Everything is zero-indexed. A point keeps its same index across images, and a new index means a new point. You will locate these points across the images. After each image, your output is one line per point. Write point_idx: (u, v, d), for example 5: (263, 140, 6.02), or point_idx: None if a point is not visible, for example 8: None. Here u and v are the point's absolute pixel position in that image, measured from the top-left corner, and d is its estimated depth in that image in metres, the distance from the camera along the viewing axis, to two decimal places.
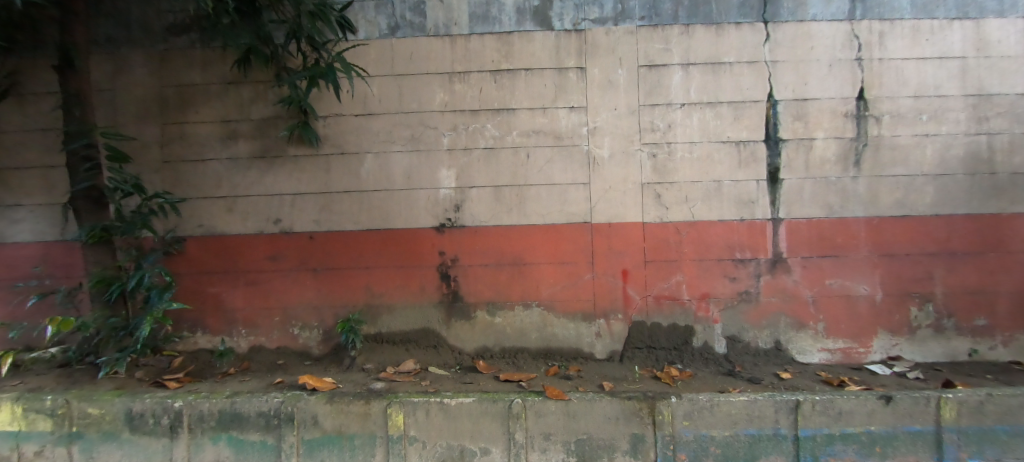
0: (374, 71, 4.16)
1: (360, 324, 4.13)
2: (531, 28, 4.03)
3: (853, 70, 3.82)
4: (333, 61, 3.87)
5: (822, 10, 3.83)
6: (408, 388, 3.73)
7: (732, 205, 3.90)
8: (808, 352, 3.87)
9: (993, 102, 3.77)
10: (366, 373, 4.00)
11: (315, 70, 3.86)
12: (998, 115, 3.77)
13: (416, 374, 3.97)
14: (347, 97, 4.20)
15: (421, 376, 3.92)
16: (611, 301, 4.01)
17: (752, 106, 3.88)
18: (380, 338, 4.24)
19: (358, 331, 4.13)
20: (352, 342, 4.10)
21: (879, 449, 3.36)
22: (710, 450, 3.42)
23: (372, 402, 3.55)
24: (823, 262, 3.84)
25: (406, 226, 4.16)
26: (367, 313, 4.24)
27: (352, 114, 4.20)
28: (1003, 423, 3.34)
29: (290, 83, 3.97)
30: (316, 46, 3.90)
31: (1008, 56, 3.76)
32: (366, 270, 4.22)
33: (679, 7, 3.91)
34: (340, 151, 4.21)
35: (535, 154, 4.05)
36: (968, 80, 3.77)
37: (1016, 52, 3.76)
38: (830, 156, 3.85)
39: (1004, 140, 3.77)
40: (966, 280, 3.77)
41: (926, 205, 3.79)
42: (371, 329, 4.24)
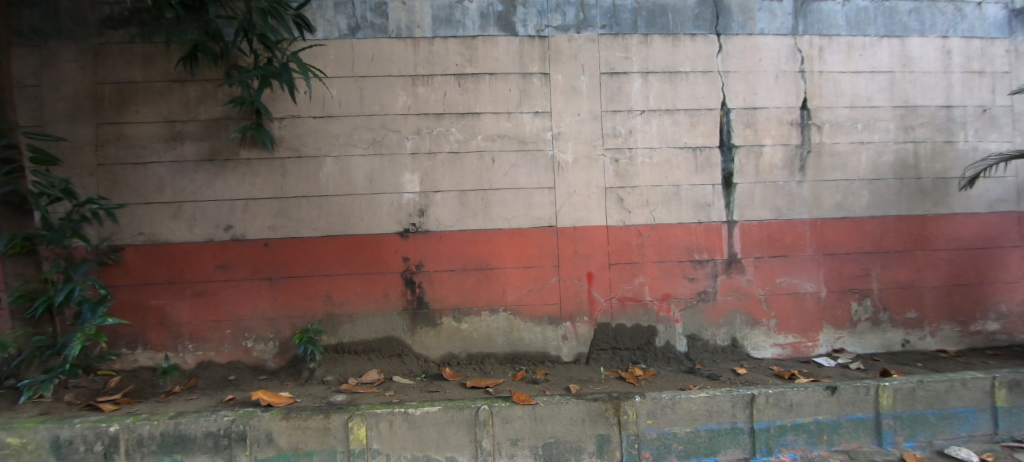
0: (333, 72, 4.10)
1: (320, 335, 4.02)
2: (495, 32, 4.06)
3: (796, 81, 4.09)
4: (288, 61, 3.79)
5: (769, 24, 4.08)
6: (371, 400, 3.62)
7: (690, 209, 4.06)
8: (761, 347, 4.08)
9: (918, 113, 4.14)
10: (326, 386, 3.88)
11: (268, 70, 3.71)
12: (922, 125, 4.14)
13: (379, 384, 3.88)
14: (304, 99, 4.11)
15: (385, 387, 3.83)
16: (576, 304, 4.07)
17: (707, 114, 4.07)
18: (341, 349, 4.14)
19: (317, 342, 4.00)
20: (311, 355, 3.98)
21: (826, 437, 3.57)
22: (673, 447, 3.52)
23: (332, 416, 3.41)
24: (773, 261, 4.07)
25: (368, 231, 4.10)
26: (327, 323, 4.13)
27: (310, 117, 4.11)
28: (933, 407, 3.62)
29: (242, 83, 3.81)
30: (270, 45, 3.80)
31: (929, 72, 4.15)
32: (326, 277, 4.12)
33: (637, 18, 4.06)
34: (297, 154, 4.11)
35: (499, 158, 4.07)
36: (896, 92, 4.13)
37: (935, 68, 4.15)
38: (778, 162, 4.09)
39: (927, 148, 4.14)
40: (899, 276, 4.10)
41: (862, 208, 4.10)
42: (332, 339, 4.13)
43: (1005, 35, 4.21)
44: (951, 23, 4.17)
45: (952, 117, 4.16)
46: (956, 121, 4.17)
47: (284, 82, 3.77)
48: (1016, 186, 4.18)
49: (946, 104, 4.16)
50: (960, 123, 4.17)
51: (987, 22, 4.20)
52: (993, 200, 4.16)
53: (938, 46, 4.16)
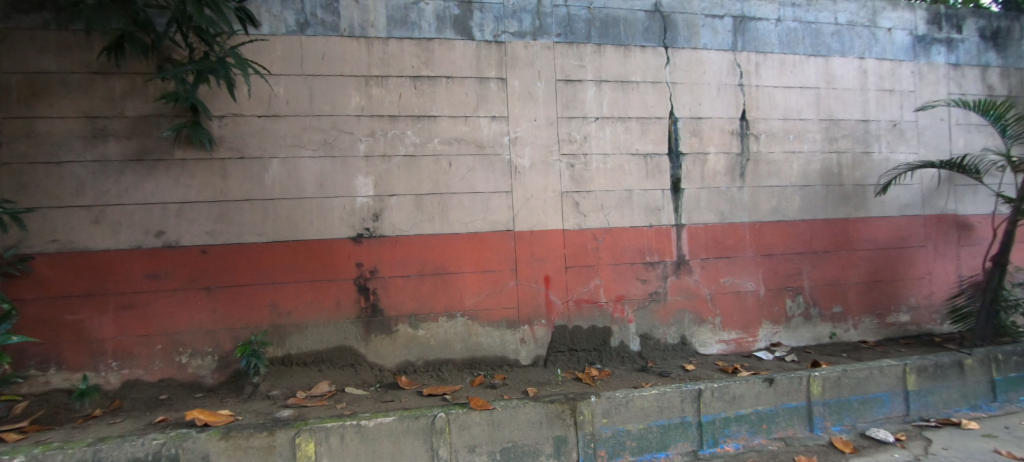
0: (279, 70, 3.96)
1: (264, 347, 3.80)
2: (451, 36, 4.13)
3: (736, 94, 4.39)
4: (226, 56, 3.59)
5: (711, 40, 4.36)
6: (320, 413, 3.45)
7: (641, 213, 4.24)
8: (708, 343, 4.31)
9: (840, 126, 4.57)
10: (272, 401, 3.67)
11: (203, 65, 3.51)
12: (844, 137, 4.57)
13: (330, 396, 3.74)
14: (244, 97, 3.93)
15: (336, 399, 3.69)
16: (534, 307, 4.14)
17: (657, 122, 4.28)
18: (288, 361, 3.95)
19: (261, 355, 3.79)
20: (255, 368, 3.75)
21: (765, 426, 3.83)
22: (627, 444, 3.63)
23: (277, 432, 3.20)
24: (717, 262, 4.32)
25: (319, 236, 3.97)
26: (273, 334, 3.93)
27: (253, 115, 3.93)
28: (856, 393, 3.95)
29: (176, 77, 3.57)
30: (207, 39, 3.60)
31: (849, 89, 4.59)
32: (272, 285, 3.92)
33: (591, 28, 4.22)
34: (239, 155, 3.90)
35: (456, 162, 4.12)
36: (822, 107, 4.54)
37: (854, 85, 4.61)
38: (721, 169, 4.36)
39: (848, 158, 4.58)
40: (826, 275, 4.48)
41: (794, 211, 4.45)
42: (279, 351, 3.94)
43: (911, 58, 4.74)
44: (866, 46, 4.64)
45: (869, 131, 4.63)
46: (871, 134, 4.63)
47: (221, 78, 3.58)
48: (922, 192, 4.69)
49: (863, 118, 4.62)
50: (875, 136, 4.64)
51: (895, 46, 4.71)
52: (903, 204, 4.66)
53: (856, 65, 4.61)
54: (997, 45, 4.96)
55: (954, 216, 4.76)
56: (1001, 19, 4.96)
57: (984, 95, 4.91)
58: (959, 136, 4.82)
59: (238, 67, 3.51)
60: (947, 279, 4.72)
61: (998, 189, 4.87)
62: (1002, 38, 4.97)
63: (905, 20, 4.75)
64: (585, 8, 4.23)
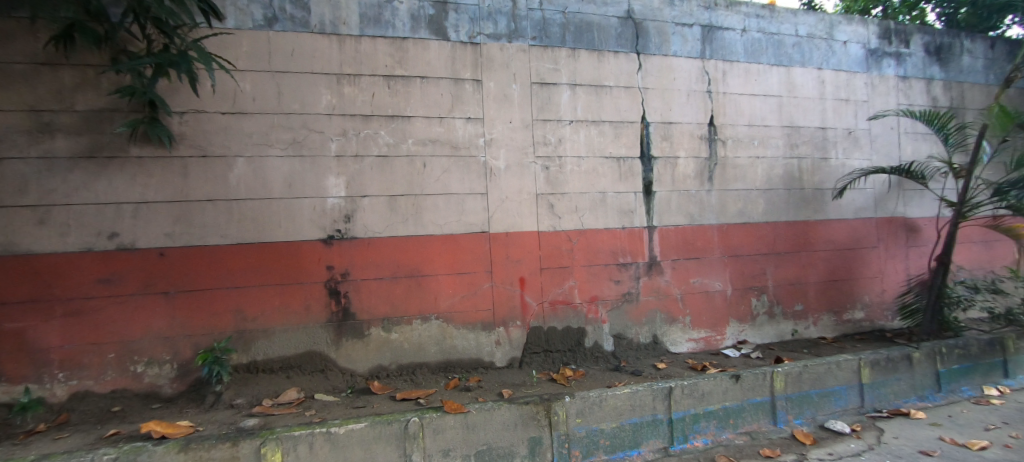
0: (245, 65, 3.82)
1: (227, 354, 3.64)
2: (426, 36, 4.12)
3: (704, 100, 4.56)
4: (187, 49, 3.43)
5: (681, 47, 4.52)
6: (288, 421, 3.33)
7: (615, 215, 4.35)
8: (679, 342, 4.43)
9: (801, 133, 4.80)
10: (236, 410, 3.51)
11: (163, 58, 3.34)
12: (804, 143, 4.80)
13: (299, 404, 3.61)
14: (207, 93, 3.77)
15: (305, 406, 3.57)
16: (509, 309, 4.17)
17: (629, 126, 4.40)
18: (253, 368, 3.80)
19: (224, 362, 3.62)
20: (218, 376, 3.58)
21: (732, 421, 3.95)
22: (600, 443, 3.67)
23: (241, 443, 3.05)
24: (687, 263, 4.46)
25: (288, 238, 3.85)
26: (237, 340, 3.77)
27: (217, 112, 3.77)
28: (816, 387, 4.13)
29: (132, 70, 3.39)
30: (167, 31, 3.43)
31: (809, 97, 4.83)
32: (236, 290, 3.76)
33: (566, 32, 4.31)
34: (201, 153, 3.73)
35: (431, 162, 4.10)
36: (784, 114, 4.75)
37: (813, 94, 4.85)
38: (690, 173, 4.50)
39: (808, 163, 4.81)
40: (788, 275, 4.69)
41: (758, 214, 4.64)
42: (244, 358, 3.78)
43: (864, 70, 5.03)
44: (824, 57, 4.90)
45: (827, 137, 4.88)
46: (829, 140, 4.88)
47: (182, 72, 3.41)
48: (874, 196, 4.99)
49: (822, 126, 4.86)
50: (833, 142, 4.89)
51: (850, 58, 4.99)
52: (858, 208, 4.93)
53: (815, 76, 4.86)
54: (940, 60, 5.33)
55: (903, 219, 5.08)
56: (943, 36, 5.33)
57: (929, 106, 5.27)
58: (907, 144, 5.15)
59: (201, 62, 3.34)
60: (896, 278, 5.02)
61: (942, 194, 5.22)
62: (944, 54, 5.34)
63: (859, 33, 5.04)
64: (560, 12, 4.31)
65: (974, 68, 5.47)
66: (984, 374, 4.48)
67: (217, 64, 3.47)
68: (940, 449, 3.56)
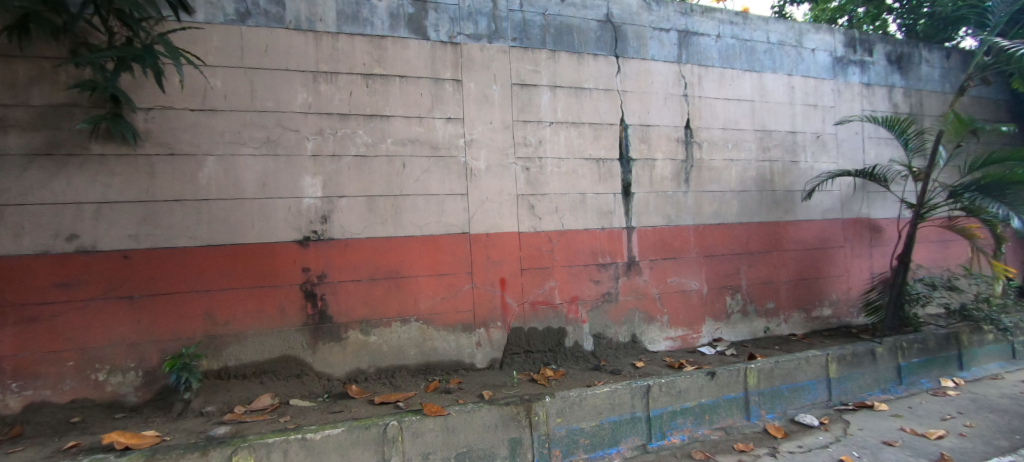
0: (216, 61, 3.69)
1: (197, 360, 3.53)
2: (405, 35, 4.08)
3: (681, 103, 4.68)
4: (153, 43, 3.30)
5: (659, 52, 4.63)
6: (262, 428, 3.23)
7: (594, 216, 4.42)
8: (656, 341, 4.52)
9: (773, 137, 4.96)
10: (205, 418, 3.38)
11: (126, 51, 3.20)
12: (775, 146, 4.97)
13: (273, 410, 3.51)
14: (174, 89, 3.63)
15: (279, 413, 3.47)
16: (489, 310, 4.18)
17: (608, 128, 4.48)
18: (224, 374, 3.67)
19: (193, 369, 3.49)
20: (186, 383, 3.45)
21: (707, 417, 4.04)
22: (580, 442, 3.70)
23: (210, 452, 2.92)
24: (665, 263, 4.56)
25: (261, 239, 3.73)
26: (207, 345, 3.63)
27: (186, 109, 3.63)
28: (786, 382, 4.27)
29: (93, 63, 3.23)
30: (131, 24, 3.29)
31: (780, 102, 5.00)
32: (206, 293, 3.62)
33: (546, 34, 4.36)
34: (169, 151, 3.59)
35: (410, 163, 4.06)
36: (757, 118, 4.91)
37: (784, 99, 5.02)
38: (668, 175, 4.61)
39: (779, 166, 4.97)
40: (760, 274, 4.84)
41: (732, 214, 4.78)
42: (215, 364, 3.65)
43: (831, 76, 5.24)
44: (794, 64, 5.09)
45: (797, 141, 5.06)
46: (799, 144, 5.07)
47: (147, 67, 3.27)
48: (840, 198, 5.19)
49: (792, 130, 5.04)
50: (803, 146, 5.08)
51: (819, 65, 5.19)
52: (825, 209, 5.12)
53: (786, 81, 5.03)
54: (900, 68, 5.60)
55: (866, 220, 5.31)
56: (903, 46, 5.61)
57: (891, 112, 5.52)
58: (870, 149, 5.39)
59: (169, 57, 3.21)
60: (860, 277, 5.24)
61: (902, 196, 5.48)
62: (904, 63, 5.61)
63: (826, 42, 5.24)
64: (540, 14, 4.36)
65: (931, 76, 5.77)
66: (940, 368, 4.72)
67: (185, 59, 3.34)
68: (901, 439, 3.73)
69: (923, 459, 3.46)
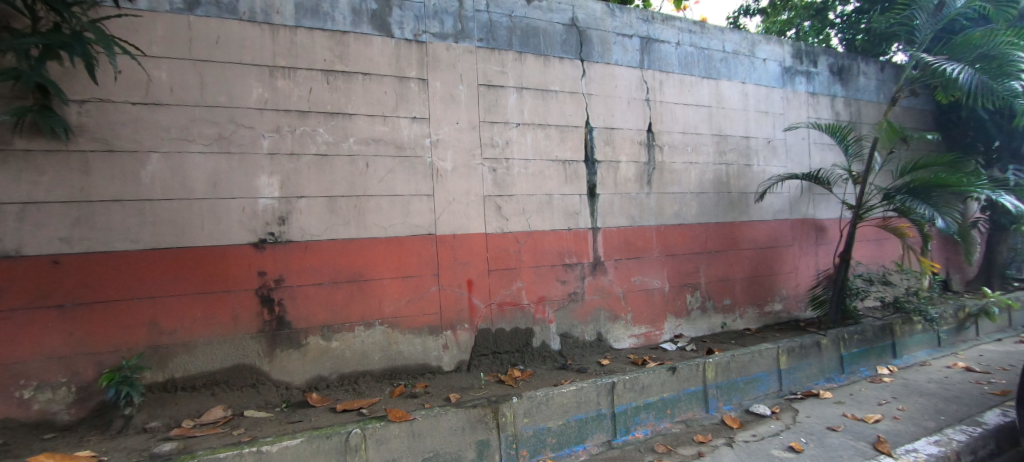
0: (160, 52, 3.45)
1: (139, 372, 3.28)
2: (368, 31, 3.98)
3: (643, 108, 4.85)
4: (84, 30, 3.04)
5: (622, 57, 4.78)
6: (213, 443, 3.02)
7: (561, 217, 4.51)
8: (621, 338, 4.66)
9: (728, 141, 5.22)
10: (149, 435, 3.14)
11: (53, 39, 2.95)
12: (731, 150, 5.23)
13: (226, 423, 3.30)
14: (109, 79, 3.35)
15: (233, 425, 3.27)
16: (456, 312, 4.16)
17: (574, 130, 4.60)
18: (171, 386, 3.43)
19: (134, 382, 3.23)
20: (127, 398, 3.20)
21: (669, 411, 4.18)
22: (547, 441, 3.73)
23: None
24: (628, 262, 4.72)
25: (212, 242, 3.52)
26: (151, 356, 3.39)
27: (126, 102, 3.37)
28: (741, 375, 4.48)
29: (13, 50, 2.94)
30: (58, 8, 3.01)
31: (734, 108, 5.26)
32: (150, 300, 3.37)
33: (512, 36, 4.40)
34: (106, 147, 3.31)
35: (374, 163, 3.96)
36: (714, 122, 5.15)
37: (738, 105, 5.29)
38: (631, 176, 4.77)
39: (734, 169, 5.23)
40: (716, 271, 5.08)
41: (691, 215, 5.00)
42: (160, 376, 3.41)
43: (780, 85, 5.57)
44: (747, 72, 5.37)
45: (750, 146, 5.34)
46: (752, 148, 5.35)
47: (77, 56, 3.03)
48: (790, 199, 5.53)
49: (745, 135, 5.31)
50: (756, 151, 5.37)
51: (769, 74, 5.50)
52: (775, 210, 5.43)
53: (740, 89, 5.31)
54: (841, 79, 6.02)
55: (813, 220, 5.67)
56: (844, 58, 6.03)
57: (833, 119, 5.93)
58: (815, 154, 5.77)
59: (100, 44, 2.98)
60: (807, 273, 5.60)
61: (845, 197, 5.92)
62: (845, 74, 6.05)
63: (776, 53, 5.57)
64: (506, 16, 4.39)
65: (868, 88, 6.25)
66: (876, 356, 5.10)
67: (121, 48, 3.08)
68: (843, 424, 4.01)
69: (863, 442, 3.73)
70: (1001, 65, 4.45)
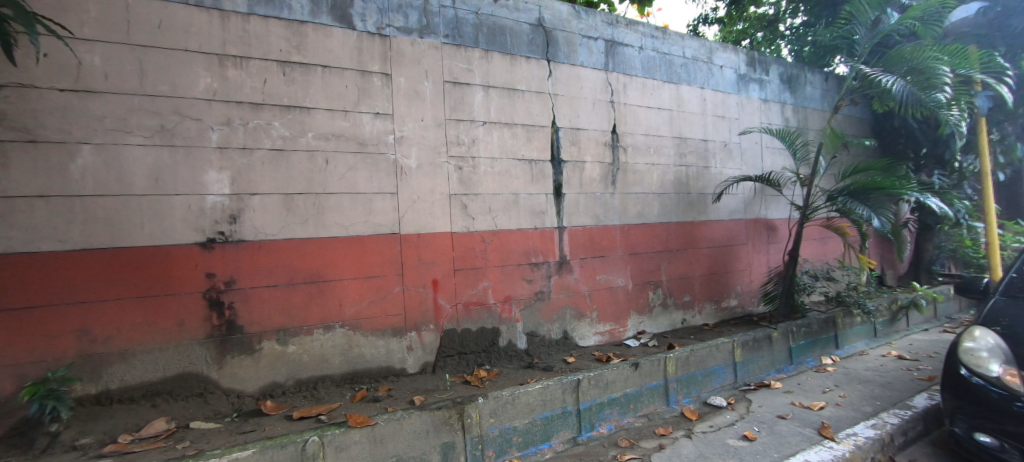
0: (92, 34, 3.16)
1: (67, 385, 2.97)
2: (328, 22, 3.83)
3: (608, 109, 4.96)
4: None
5: (587, 59, 4.87)
6: (154, 458, 2.79)
7: (527, 216, 4.52)
8: (586, 336, 4.74)
9: (688, 144, 5.42)
10: (79, 453, 2.83)
11: None
12: (691, 153, 5.43)
13: (169, 436, 3.05)
14: (30, 62, 3.05)
15: (176, 439, 3.02)
16: (421, 313, 4.07)
17: (540, 130, 4.62)
18: (105, 399, 3.15)
19: (61, 397, 2.94)
20: (52, 413, 2.89)
21: (631, 406, 4.27)
22: (513, 440, 3.72)
23: None
24: (594, 261, 4.81)
25: (153, 241, 3.27)
26: (82, 367, 3.09)
27: (52, 88, 3.07)
28: (699, 368, 4.65)
29: None
30: None
31: (694, 111, 5.47)
32: (80, 305, 3.08)
33: (479, 33, 4.37)
34: (28, 137, 3.00)
35: (334, 159, 3.81)
36: (675, 125, 5.34)
37: (697, 109, 5.50)
38: (596, 177, 4.87)
39: (693, 171, 5.43)
40: (676, 269, 5.26)
41: (653, 215, 5.15)
42: (92, 388, 3.12)
43: (736, 91, 5.84)
44: (706, 77, 5.60)
45: (708, 148, 5.56)
46: (710, 151, 5.58)
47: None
48: (744, 200, 5.81)
49: (704, 138, 5.53)
50: (713, 153, 5.60)
51: (726, 81, 5.75)
52: (731, 210, 5.69)
53: (699, 93, 5.52)
54: (789, 87, 6.38)
55: (764, 220, 5.99)
56: (792, 68, 6.40)
57: (783, 124, 6.29)
58: (767, 157, 6.10)
59: (20, 22, 2.43)
60: (758, 270, 5.90)
61: (792, 198, 6.29)
62: (793, 83, 6.42)
63: (732, 60, 5.83)
64: (473, 13, 4.35)
65: (814, 96, 6.66)
66: (820, 348, 5.44)
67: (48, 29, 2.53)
68: (791, 412, 4.25)
69: (809, 428, 3.96)
70: (929, 78, 4.84)
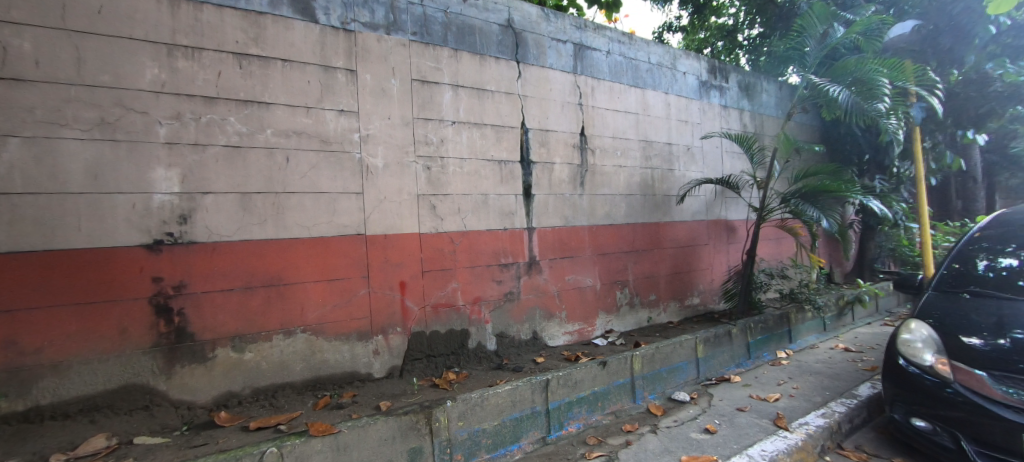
0: (22, 17, 2.89)
1: None
2: (289, 14, 3.66)
3: (576, 111, 5.02)
4: None
5: (556, 61, 4.91)
6: None
7: (496, 216, 4.50)
8: (556, 336, 4.78)
9: (654, 147, 5.57)
10: None
11: None
12: (656, 156, 5.58)
13: (110, 453, 2.82)
14: None
15: (118, 456, 2.79)
16: (387, 315, 3.96)
17: (509, 131, 4.61)
18: (37, 415, 2.88)
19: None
20: None
21: (599, 404, 4.32)
22: (481, 443, 3.68)
23: None
24: (563, 261, 4.85)
25: (92, 243, 3.01)
26: (8, 381, 2.82)
27: None
28: (664, 365, 4.77)
29: None
30: None
31: (659, 115, 5.63)
32: (5, 314, 2.80)
33: (447, 32, 4.32)
34: None
35: (296, 157, 3.66)
36: (642, 128, 5.49)
37: (661, 113, 5.66)
38: (565, 178, 4.91)
39: (658, 173, 5.58)
40: (642, 269, 5.39)
41: (620, 216, 5.25)
42: (20, 404, 2.84)
43: (699, 97, 6.06)
44: (670, 83, 5.77)
45: (672, 152, 5.73)
46: (674, 154, 5.75)
47: None
48: (704, 202, 6.02)
49: (668, 141, 5.70)
50: (677, 156, 5.78)
51: (688, 87, 5.95)
52: (694, 212, 5.89)
53: (662, 98, 5.68)
54: (747, 94, 6.68)
55: (724, 221, 6.23)
56: (749, 76, 6.72)
57: (741, 130, 6.58)
58: (725, 161, 6.36)
59: None
60: (717, 270, 6.14)
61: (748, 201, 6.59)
62: (750, 90, 6.73)
63: (695, 67, 6.04)
64: (442, 11, 4.30)
65: (769, 103, 7.01)
66: (774, 343, 5.71)
67: None
68: (748, 405, 4.43)
69: (765, 419, 4.15)
70: (871, 88, 5.19)
